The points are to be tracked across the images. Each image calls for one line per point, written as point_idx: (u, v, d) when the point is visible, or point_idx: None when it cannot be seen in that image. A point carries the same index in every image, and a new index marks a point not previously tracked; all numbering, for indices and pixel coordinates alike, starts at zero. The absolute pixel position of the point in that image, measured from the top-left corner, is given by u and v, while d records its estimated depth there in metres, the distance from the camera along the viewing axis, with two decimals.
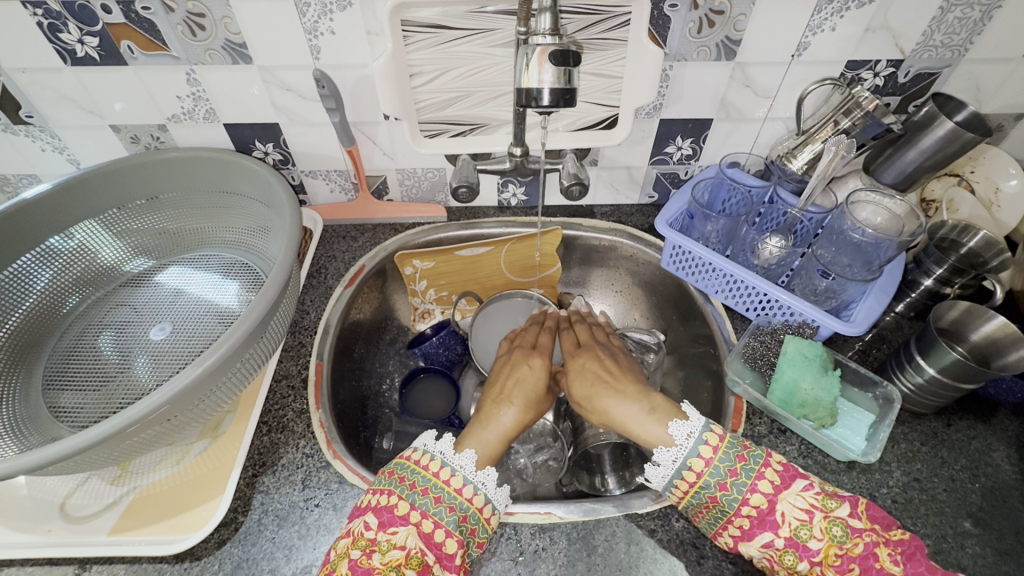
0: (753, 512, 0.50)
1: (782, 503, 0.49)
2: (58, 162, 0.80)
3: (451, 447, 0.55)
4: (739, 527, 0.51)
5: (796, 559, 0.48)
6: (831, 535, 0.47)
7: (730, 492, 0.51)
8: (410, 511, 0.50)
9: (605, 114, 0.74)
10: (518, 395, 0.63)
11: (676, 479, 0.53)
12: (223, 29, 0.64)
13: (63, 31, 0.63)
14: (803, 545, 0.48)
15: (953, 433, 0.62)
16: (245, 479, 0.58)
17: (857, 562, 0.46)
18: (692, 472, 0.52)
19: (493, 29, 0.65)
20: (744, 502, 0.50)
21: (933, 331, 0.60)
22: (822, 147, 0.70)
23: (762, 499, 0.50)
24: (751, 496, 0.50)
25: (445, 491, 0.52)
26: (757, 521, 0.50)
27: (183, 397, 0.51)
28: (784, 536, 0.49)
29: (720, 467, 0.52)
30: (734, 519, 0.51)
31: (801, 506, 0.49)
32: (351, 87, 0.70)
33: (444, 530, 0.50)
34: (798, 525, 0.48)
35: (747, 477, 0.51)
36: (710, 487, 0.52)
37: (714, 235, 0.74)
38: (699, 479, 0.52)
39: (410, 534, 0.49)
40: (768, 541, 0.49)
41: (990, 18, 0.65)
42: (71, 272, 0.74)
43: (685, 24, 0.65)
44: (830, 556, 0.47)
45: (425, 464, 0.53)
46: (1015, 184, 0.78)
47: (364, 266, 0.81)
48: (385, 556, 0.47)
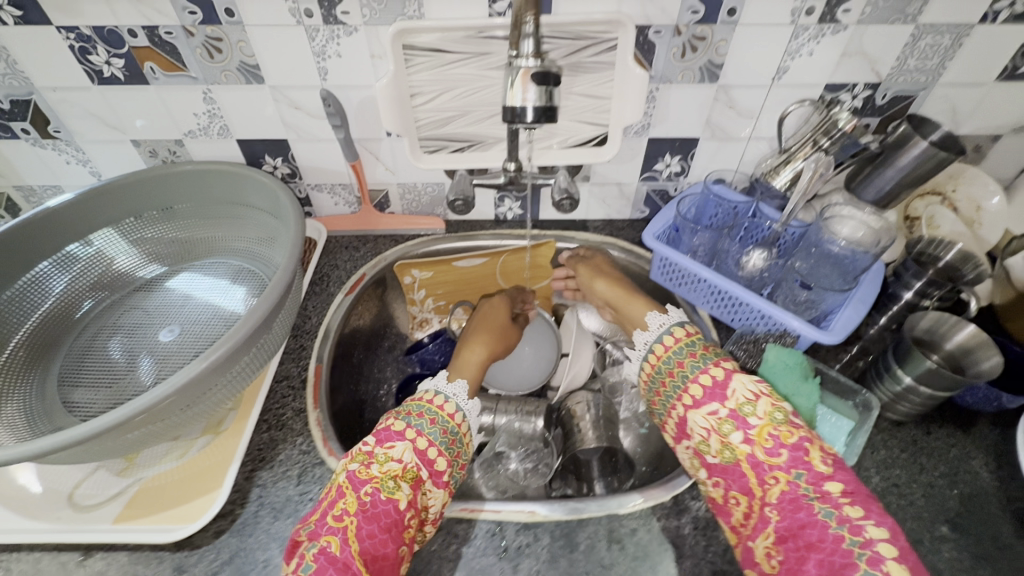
0: (708, 383, 0.58)
1: (735, 381, 0.57)
2: (81, 174, 0.85)
3: (444, 380, 0.65)
4: (692, 396, 0.58)
5: (733, 429, 0.54)
6: (771, 418, 0.54)
7: (694, 363, 0.60)
8: (408, 428, 0.57)
9: (595, 133, 0.78)
10: (481, 340, 0.75)
11: (649, 353, 0.65)
12: (239, 52, 0.69)
13: (92, 53, 0.68)
14: (744, 418, 0.54)
15: (933, 441, 0.64)
16: (243, 474, 0.61)
17: (787, 448, 0.52)
18: (673, 337, 0.64)
19: (488, 52, 0.69)
20: (703, 372, 0.59)
21: (907, 341, 0.62)
22: (803, 165, 0.73)
23: (720, 372, 0.58)
24: (711, 369, 0.59)
25: (439, 415, 0.60)
26: (708, 391, 0.57)
27: (188, 389, 0.54)
28: (729, 408, 0.55)
29: (692, 344, 0.62)
30: (690, 388, 0.59)
31: (750, 387, 0.56)
32: (356, 105, 0.74)
33: (435, 448, 0.57)
34: (743, 401, 0.55)
35: (710, 357, 0.60)
36: (676, 359, 0.62)
37: (701, 248, 0.77)
38: (668, 351, 0.63)
39: (406, 449, 0.56)
40: (713, 409, 0.56)
41: (960, 45, 0.68)
42: (89, 277, 0.78)
43: (670, 48, 0.69)
44: (763, 434, 0.53)
45: (426, 398, 0.62)
46: (996, 202, 0.80)
47: (364, 275, 0.84)
48: (383, 466, 0.54)
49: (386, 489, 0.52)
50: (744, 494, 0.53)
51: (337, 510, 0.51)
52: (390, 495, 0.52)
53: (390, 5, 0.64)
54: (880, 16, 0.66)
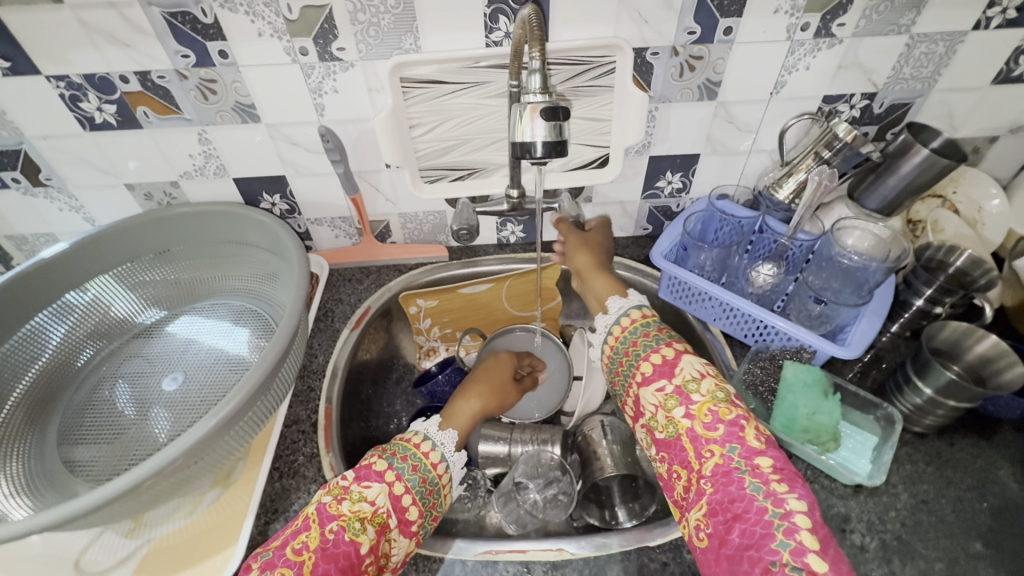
0: (659, 361, 0.60)
1: (683, 361, 0.60)
2: (74, 221, 0.84)
3: (434, 425, 0.63)
4: (643, 373, 0.61)
5: (677, 404, 0.57)
6: (713, 396, 0.57)
7: (648, 342, 0.63)
8: (386, 470, 0.57)
9: (596, 155, 0.78)
10: (476, 392, 0.72)
11: (613, 327, 0.67)
12: (234, 92, 0.68)
13: (83, 100, 0.67)
14: (687, 394, 0.57)
15: (958, 452, 0.63)
16: (257, 528, 0.59)
17: (724, 424, 0.54)
18: (632, 318, 0.66)
19: (487, 81, 0.69)
20: (656, 351, 0.61)
21: (925, 352, 0.61)
22: (805, 177, 0.74)
23: (670, 352, 0.61)
24: (662, 348, 0.62)
25: (422, 462, 0.59)
26: (657, 369, 0.60)
27: (199, 449, 0.53)
28: (675, 384, 0.58)
29: (648, 326, 0.65)
30: (642, 366, 0.61)
31: (697, 367, 0.59)
32: (354, 139, 0.74)
33: (410, 496, 0.56)
34: (690, 379, 0.58)
35: (664, 337, 0.63)
36: (634, 335, 0.64)
37: (709, 264, 0.76)
38: (630, 326, 0.65)
39: (380, 493, 0.55)
40: (660, 385, 0.59)
41: (954, 52, 0.69)
42: (86, 326, 0.76)
43: (667, 69, 0.69)
44: (704, 409, 0.56)
45: (411, 441, 0.61)
46: (997, 203, 0.80)
47: (370, 308, 0.83)
48: (354, 505, 0.53)
49: (351, 529, 0.52)
50: (683, 468, 0.56)
51: (298, 543, 0.51)
52: (354, 537, 0.51)
53: (386, 39, 0.64)
54: (874, 28, 0.66)
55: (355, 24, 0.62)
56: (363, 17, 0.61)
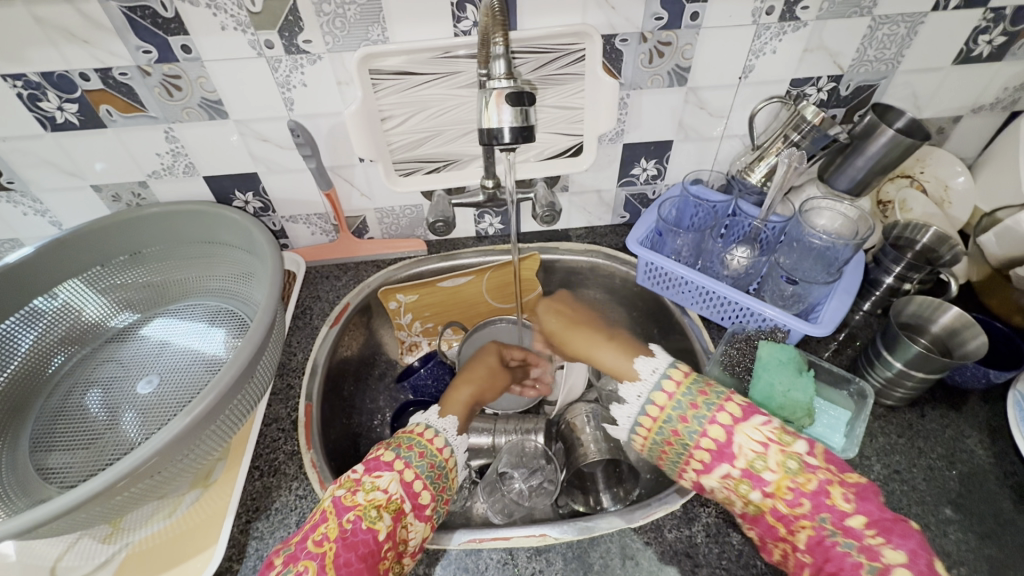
0: (712, 446, 0.52)
1: (739, 435, 0.51)
2: (41, 225, 0.82)
3: (434, 414, 0.64)
4: (700, 461, 0.53)
5: (750, 489, 0.50)
6: (786, 468, 0.49)
7: (690, 424, 0.53)
8: (395, 459, 0.56)
9: (570, 143, 0.78)
10: (468, 380, 0.77)
11: (641, 416, 0.56)
12: (199, 88, 0.67)
13: (43, 100, 0.65)
14: (757, 475, 0.50)
15: (928, 423, 0.65)
16: (238, 526, 0.59)
17: (808, 497, 0.48)
18: (656, 407, 0.55)
19: (457, 71, 0.68)
20: (704, 434, 0.52)
21: (894, 326, 0.63)
22: (776, 160, 0.75)
23: (721, 430, 0.52)
24: (710, 428, 0.52)
25: (428, 449, 0.59)
26: (715, 454, 0.52)
27: (173, 448, 0.52)
28: (740, 467, 0.51)
29: (682, 400, 0.55)
30: (694, 453, 0.53)
31: (757, 438, 0.51)
32: (325, 133, 0.73)
33: (421, 481, 0.56)
34: (754, 456, 0.50)
35: (708, 410, 0.53)
36: (672, 421, 0.54)
37: (685, 249, 0.78)
38: (663, 411, 0.55)
39: (392, 480, 0.54)
40: (725, 472, 0.51)
41: (915, 33, 0.70)
42: (57, 331, 0.74)
43: (637, 55, 0.69)
44: (782, 488, 0.49)
45: (415, 431, 0.61)
46: (962, 181, 0.82)
47: (348, 304, 0.82)
48: (367, 495, 0.53)
49: (368, 518, 0.51)
50: (777, 542, 0.50)
51: (318, 535, 0.51)
52: (371, 524, 0.51)
53: (352, 30, 0.63)
54: (837, 11, 0.67)
55: (320, 16, 0.61)
56: (328, 8, 0.61)
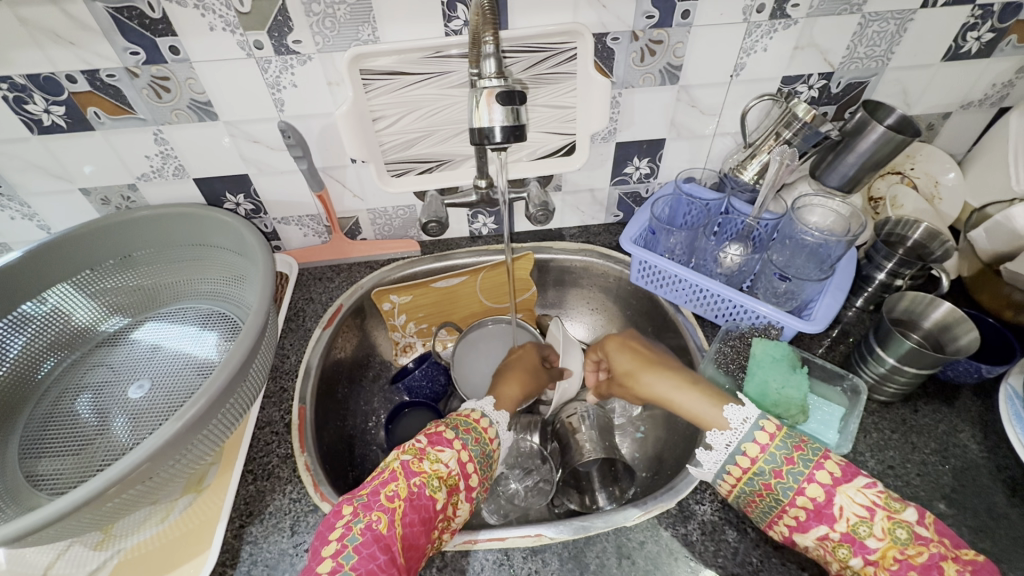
0: (810, 505, 0.50)
1: (841, 497, 0.49)
2: (28, 229, 0.81)
3: (490, 404, 0.65)
4: (795, 518, 0.51)
5: (851, 554, 0.48)
6: (893, 536, 0.47)
7: (786, 480, 0.52)
8: (455, 438, 0.57)
9: (563, 142, 0.78)
10: (515, 378, 0.74)
11: (730, 466, 0.55)
12: (188, 89, 0.66)
13: (29, 102, 0.64)
14: (861, 541, 0.48)
15: (921, 418, 0.65)
16: (231, 531, 0.58)
17: (918, 571, 0.45)
18: (747, 458, 0.54)
19: (448, 71, 0.68)
20: (801, 492, 0.51)
21: (887, 323, 0.63)
22: (768, 158, 0.75)
23: (821, 492, 0.50)
24: (808, 486, 0.50)
25: (483, 436, 0.60)
26: (813, 513, 0.50)
27: (165, 452, 0.51)
28: (841, 530, 0.49)
29: (776, 454, 0.53)
30: (789, 509, 0.51)
31: (862, 502, 0.48)
32: (316, 133, 0.72)
33: (473, 464, 0.57)
34: (858, 521, 0.48)
35: (806, 467, 0.51)
36: (765, 474, 0.52)
37: (678, 247, 0.78)
38: (755, 464, 0.53)
39: (453, 457, 0.56)
40: (823, 534, 0.50)
41: (905, 30, 0.71)
42: (46, 337, 0.73)
43: (629, 54, 0.69)
44: (887, 558, 0.47)
45: (471, 416, 0.62)
46: (953, 177, 0.83)
47: (342, 306, 0.82)
48: (433, 465, 0.54)
49: (430, 486, 0.53)
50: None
51: (388, 492, 0.52)
52: (433, 493, 0.53)
53: (342, 30, 0.63)
54: (827, 9, 0.67)
55: (310, 16, 0.61)
56: (318, 8, 0.60)
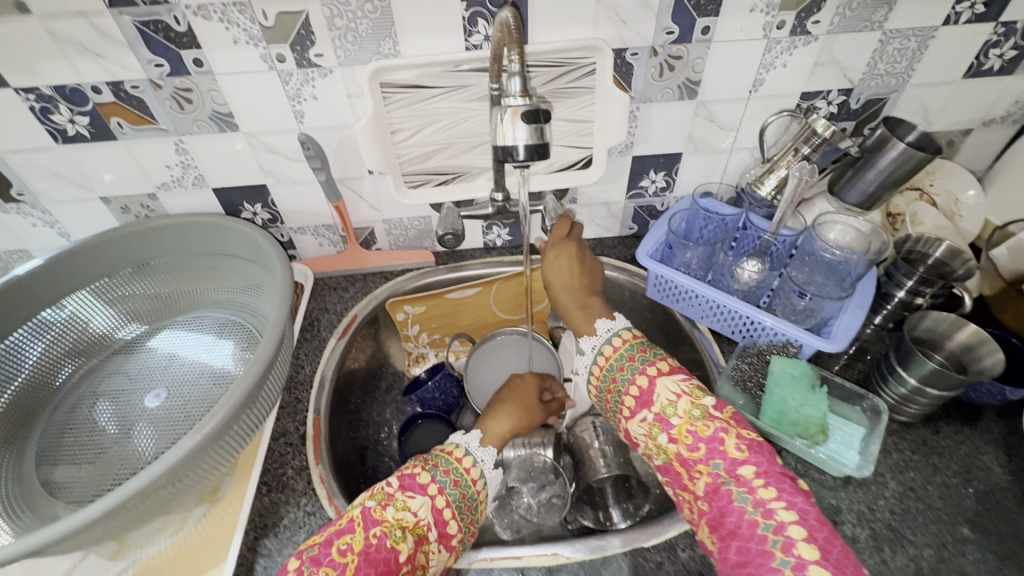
0: (637, 393, 0.58)
1: (659, 385, 0.57)
2: (50, 236, 0.82)
3: (475, 439, 0.62)
4: (628, 407, 0.59)
5: (660, 433, 0.55)
6: (691, 416, 0.54)
7: (625, 373, 0.60)
8: (430, 482, 0.56)
9: (580, 156, 0.78)
10: (507, 411, 0.68)
11: (593, 365, 0.63)
12: (210, 101, 0.67)
13: (54, 113, 0.65)
14: (667, 420, 0.55)
15: (942, 439, 0.64)
16: (246, 544, 0.58)
17: (705, 442, 0.53)
18: (604, 356, 0.62)
19: (468, 85, 0.68)
20: (633, 382, 0.59)
21: (909, 342, 0.62)
22: (786, 173, 0.75)
23: (645, 380, 0.58)
24: (639, 377, 0.59)
25: (463, 478, 0.58)
26: (638, 400, 0.58)
27: (183, 467, 0.52)
28: (655, 412, 0.56)
29: (624, 354, 0.61)
30: (624, 399, 0.59)
31: (673, 390, 0.56)
32: (335, 145, 0.73)
33: (451, 510, 0.55)
34: (667, 403, 0.56)
35: (641, 363, 0.60)
36: (613, 369, 0.61)
37: (695, 262, 0.77)
38: (607, 361, 0.62)
39: (424, 505, 0.54)
40: (643, 417, 0.57)
41: (926, 47, 0.70)
42: (64, 343, 0.74)
43: (647, 69, 0.69)
44: (684, 432, 0.54)
45: (454, 454, 0.60)
46: (972, 195, 0.83)
47: (356, 315, 0.82)
48: (397, 513, 0.53)
49: (393, 536, 0.51)
50: (684, 491, 0.55)
51: (343, 544, 0.50)
52: (395, 543, 0.51)
53: (364, 44, 0.63)
54: (848, 25, 0.67)
55: (332, 30, 0.61)
56: (340, 23, 0.61)
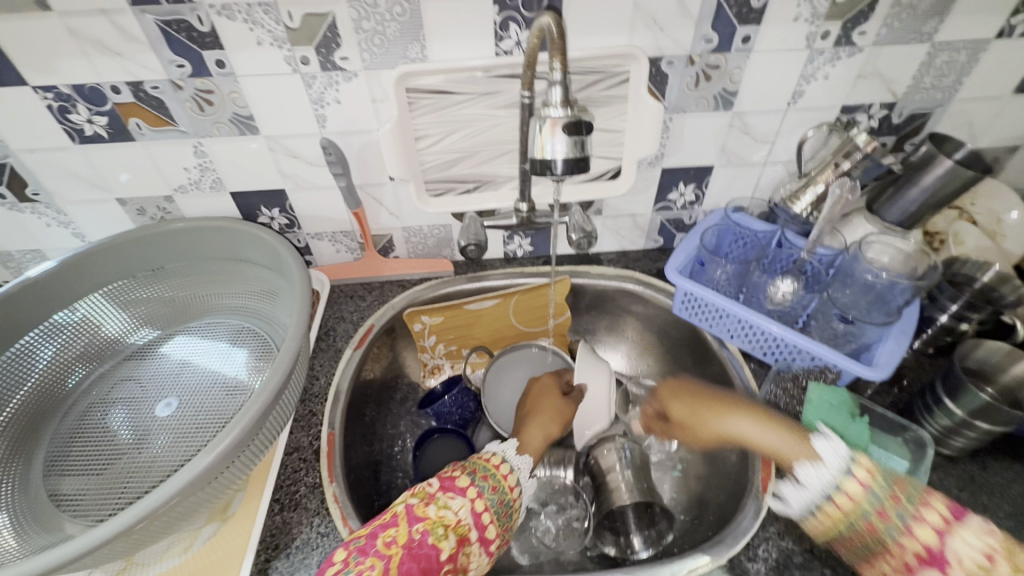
0: (921, 550, 0.43)
1: (954, 541, 0.42)
2: (63, 237, 0.80)
3: (512, 446, 0.62)
4: (902, 563, 0.44)
5: None
6: None
7: (892, 521, 0.44)
8: (469, 486, 0.55)
9: (608, 167, 0.76)
10: (536, 420, 0.69)
11: (825, 503, 0.49)
12: (231, 103, 0.65)
13: (72, 112, 0.64)
14: None
15: (990, 476, 0.61)
16: (257, 566, 0.56)
17: None
18: (848, 495, 0.47)
19: (496, 91, 0.66)
20: (910, 534, 0.43)
21: (959, 370, 0.59)
22: (824, 188, 0.70)
23: (933, 531, 0.43)
24: (917, 527, 0.43)
25: (501, 484, 0.57)
26: (923, 560, 0.43)
27: (195, 487, 0.50)
28: None
29: (878, 492, 0.46)
30: (895, 553, 0.44)
31: (981, 548, 0.41)
32: (356, 151, 0.71)
33: (489, 514, 0.54)
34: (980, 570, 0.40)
35: (912, 507, 0.44)
36: (867, 514, 0.46)
37: (725, 280, 0.74)
38: (851, 501, 0.47)
39: (464, 506, 0.53)
40: None
41: (977, 61, 0.67)
42: (75, 347, 0.72)
43: (683, 78, 0.66)
44: None
45: (491, 461, 0.59)
46: (1016, 216, 0.77)
47: (373, 325, 0.80)
48: (440, 510, 0.52)
49: (435, 533, 0.50)
50: None
51: (387, 537, 0.49)
52: (437, 541, 0.50)
53: (391, 48, 0.61)
54: (896, 36, 0.64)
55: (359, 33, 0.59)
56: (368, 26, 0.59)
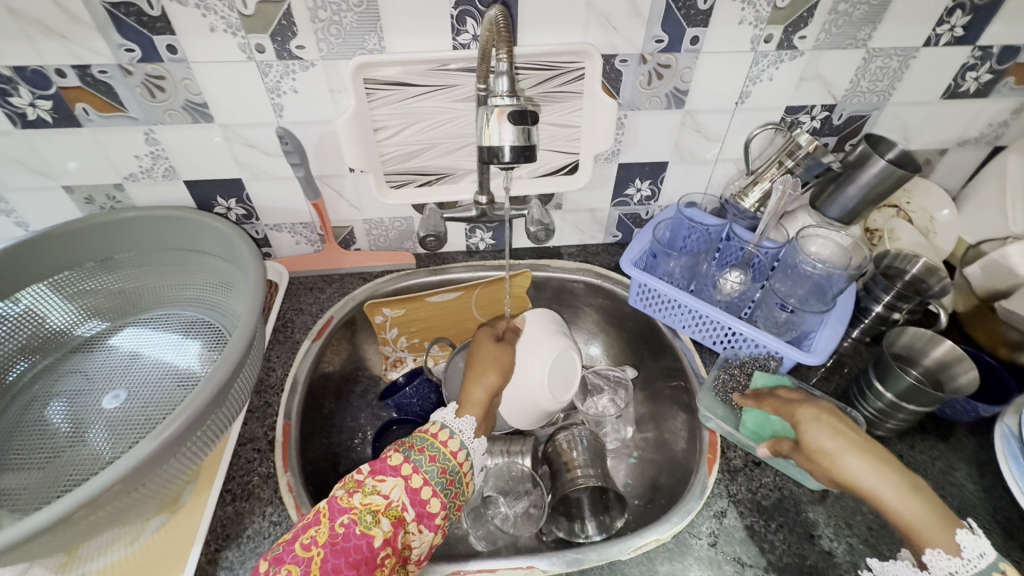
0: None
1: None
2: (5, 226, 0.77)
3: (451, 412, 0.61)
4: None
5: None
6: None
7: None
8: (402, 463, 0.55)
9: (566, 161, 0.77)
10: (474, 377, 0.67)
11: None
12: (184, 90, 0.64)
13: (14, 95, 0.62)
14: None
15: (917, 455, 0.65)
16: (207, 556, 0.55)
17: None
18: None
19: (454, 85, 0.67)
20: None
21: (888, 357, 0.62)
22: (770, 185, 0.75)
23: None
24: None
25: (441, 453, 0.57)
26: None
27: (138, 473, 0.49)
28: None
29: None
30: None
31: None
32: (315, 142, 0.71)
33: (430, 488, 0.54)
34: None
35: None
36: None
37: (678, 272, 0.78)
38: None
39: (396, 487, 0.53)
40: None
41: (907, 67, 0.71)
42: (16, 340, 0.69)
43: (636, 76, 0.69)
44: None
45: (428, 430, 0.59)
46: (947, 214, 0.82)
47: (332, 318, 0.79)
48: (366, 498, 0.52)
49: (362, 522, 0.51)
50: None
51: (307, 538, 0.50)
52: (365, 530, 0.50)
53: (348, 38, 0.61)
54: (834, 42, 0.68)
55: (315, 22, 0.59)
56: (324, 15, 0.59)
